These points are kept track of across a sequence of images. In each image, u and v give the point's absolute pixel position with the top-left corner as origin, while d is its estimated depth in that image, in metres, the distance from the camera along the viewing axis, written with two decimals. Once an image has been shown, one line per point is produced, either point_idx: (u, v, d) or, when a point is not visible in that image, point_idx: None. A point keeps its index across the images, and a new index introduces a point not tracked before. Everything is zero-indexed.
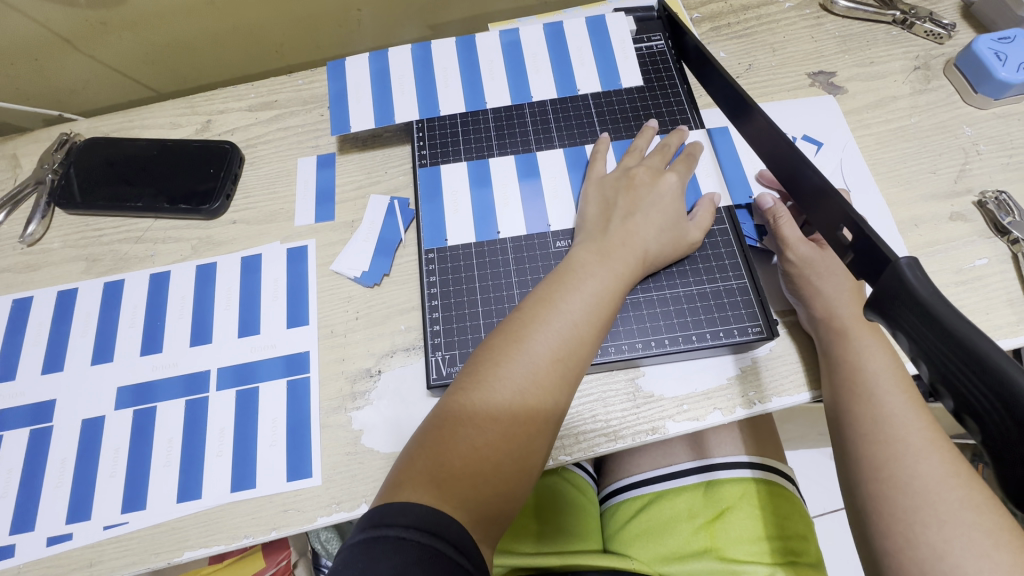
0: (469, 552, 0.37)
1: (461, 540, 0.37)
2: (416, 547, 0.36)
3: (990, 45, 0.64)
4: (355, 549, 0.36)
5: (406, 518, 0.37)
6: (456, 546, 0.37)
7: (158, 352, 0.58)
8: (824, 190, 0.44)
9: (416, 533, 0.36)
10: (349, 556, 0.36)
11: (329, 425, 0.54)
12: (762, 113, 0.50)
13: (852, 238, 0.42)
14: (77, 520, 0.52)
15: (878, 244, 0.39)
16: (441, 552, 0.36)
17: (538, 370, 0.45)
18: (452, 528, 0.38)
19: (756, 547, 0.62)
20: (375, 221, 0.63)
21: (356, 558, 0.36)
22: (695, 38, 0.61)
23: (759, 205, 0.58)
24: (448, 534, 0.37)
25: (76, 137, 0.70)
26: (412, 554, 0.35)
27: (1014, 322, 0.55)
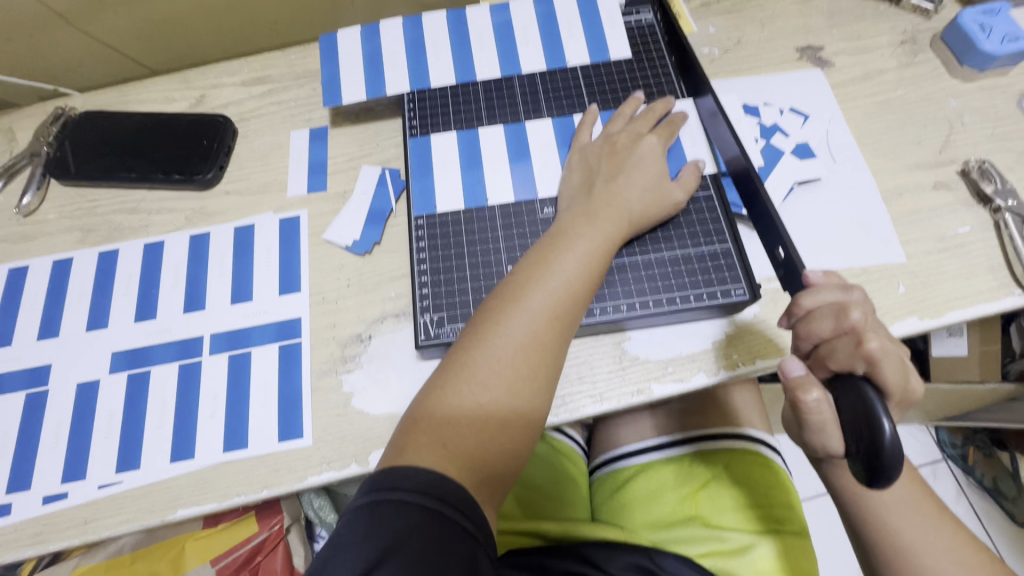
0: (473, 515, 0.39)
1: (466, 504, 0.39)
2: (417, 511, 0.37)
3: (977, 18, 0.65)
4: (359, 513, 0.38)
5: (408, 482, 0.38)
6: (461, 510, 0.38)
7: (152, 318, 0.59)
8: (763, 212, 0.53)
9: (419, 497, 0.38)
10: (353, 519, 0.38)
11: (320, 389, 0.55)
12: (727, 122, 0.56)
13: (784, 257, 0.52)
14: (72, 480, 0.53)
15: (797, 264, 0.50)
16: (443, 516, 0.38)
17: (536, 328, 0.46)
18: (455, 491, 0.39)
19: (741, 515, 0.63)
20: (366, 191, 0.64)
21: (359, 522, 0.37)
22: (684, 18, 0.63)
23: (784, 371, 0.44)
24: (452, 497, 0.39)
25: (72, 111, 0.71)
26: (416, 518, 0.37)
27: (995, 288, 0.55)
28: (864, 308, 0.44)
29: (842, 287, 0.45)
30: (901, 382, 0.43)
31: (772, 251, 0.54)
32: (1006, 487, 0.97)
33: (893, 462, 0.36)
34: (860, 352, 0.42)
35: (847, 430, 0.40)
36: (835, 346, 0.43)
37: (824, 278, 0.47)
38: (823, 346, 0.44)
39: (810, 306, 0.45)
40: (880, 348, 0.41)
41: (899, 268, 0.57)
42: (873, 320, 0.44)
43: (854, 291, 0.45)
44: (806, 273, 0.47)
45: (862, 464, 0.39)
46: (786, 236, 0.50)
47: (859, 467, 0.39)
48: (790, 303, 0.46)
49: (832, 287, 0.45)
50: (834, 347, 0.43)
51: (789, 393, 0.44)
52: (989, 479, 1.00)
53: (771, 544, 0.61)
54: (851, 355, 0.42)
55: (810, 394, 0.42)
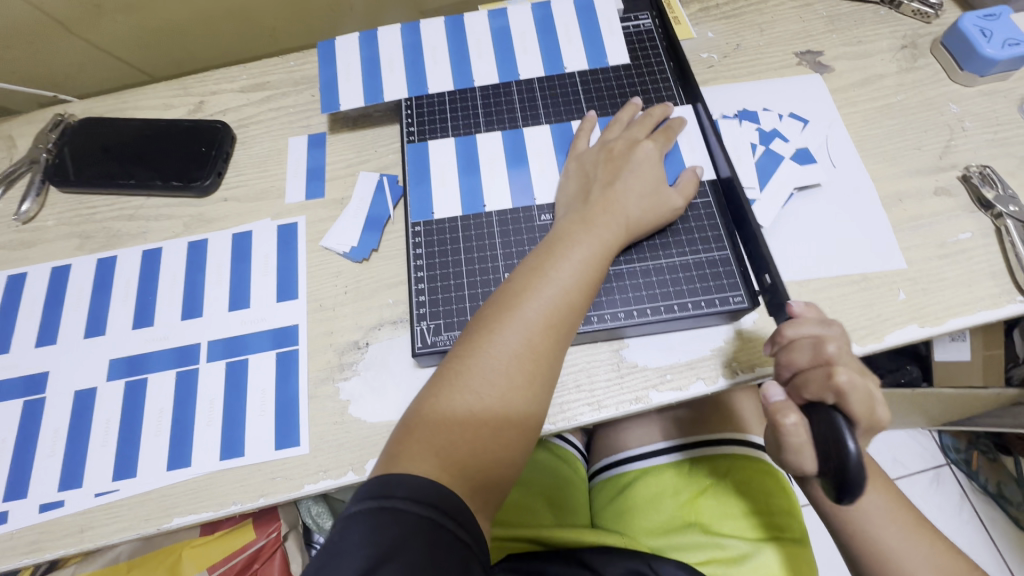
0: (466, 524, 0.39)
1: (460, 513, 0.39)
2: (412, 519, 0.37)
3: (977, 22, 0.64)
4: (352, 519, 0.37)
5: (402, 490, 0.38)
6: (455, 519, 0.38)
7: (149, 325, 0.59)
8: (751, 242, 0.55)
9: (414, 505, 0.37)
10: (346, 526, 0.37)
11: (317, 396, 0.55)
12: (720, 143, 0.58)
13: (768, 283, 0.53)
14: (69, 488, 0.52)
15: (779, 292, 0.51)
16: (438, 524, 0.37)
17: (532, 336, 0.46)
18: (449, 500, 0.39)
19: (741, 522, 0.63)
20: (364, 197, 0.63)
21: (353, 529, 0.37)
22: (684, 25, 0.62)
23: (765, 397, 0.46)
24: (447, 506, 0.38)
25: (71, 118, 0.71)
26: (410, 525, 0.37)
27: (996, 295, 0.55)
28: (842, 341, 0.45)
29: (823, 321, 0.46)
30: (869, 414, 0.43)
31: (756, 276, 0.55)
32: (1011, 492, 0.96)
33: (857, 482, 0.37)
34: (830, 383, 0.42)
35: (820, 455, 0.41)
36: (810, 377, 0.44)
37: (805, 310, 0.47)
38: (800, 376, 0.45)
39: (792, 336, 0.46)
40: (849, 381, 0.41)
41: (899, 274, 0.56)
42: (849, 354, 0.45)
43: (834, 325, 0.46)
44: (788, 304, 0.48)
45: (830, 484, 0.39)
46: (771, 262, 0.52)
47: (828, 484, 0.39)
48: (774, 333, 0.47)
49: (813, 320, 0.46)
50: (809, 376, 0.44)
51: (768, 418, 0.45)
52: (993, 483, 0.99)
53: (773, 551, 0.60)
54: (823, 386, 0.43)
55: (787, 417, 0.43)
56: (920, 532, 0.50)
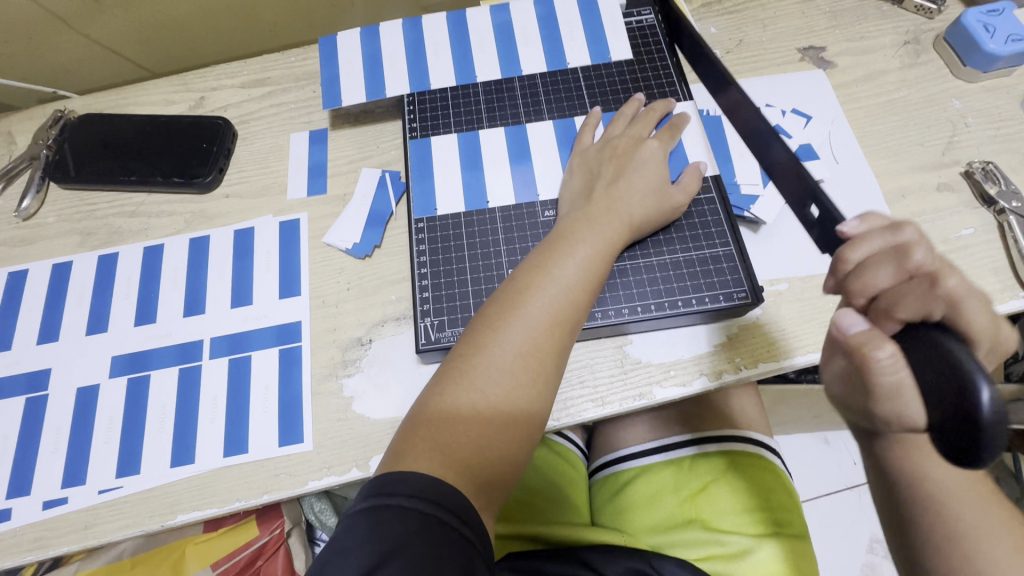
0: (471, 521, 0.38)
1: (465, 510, 0.39)
2: (417, 516, 0.37)
3: (980, 18, 0.64)
4: (359, 516, 0.37)
5: (406, 487, 0.38)
6: (460, 517, 0.38)
7: (152, 322, 0.59)
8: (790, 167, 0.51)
9: (419, 502, 0.37)
10: (352, 523, 0.37)
11: (320, 393, 0.55)
12: (738, 89, 0.55)
13: (819, 214, 0.49)
14: (72, 485, 0.52)
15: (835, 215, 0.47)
16: (443, 521, 0.37)
17: (536, 335, 0.46)
18: (454, 496, 0.38)
19: (741, 517, 0.63)
20: (366, 194, 0.63)
21: (359, 525, 0.37)
22: (688, 23, 0.62)
23: (841, 325, 0.38)
24: (452, 503, 0.38)
25: (71, 114, 0.70)
26: (414, 523, 0.37)
27: (998, 290, 0.55)
28: (924, 247, 0.39)
29: (890, 228, 0.41)
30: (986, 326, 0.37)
31: (805, 211, 0.51)
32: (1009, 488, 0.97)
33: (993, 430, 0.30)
34: (936, 294, 0.36)
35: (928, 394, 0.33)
36: (898, 292, 0.38)
37: (864, 225, 0.43)
38: (884, 297, 0.38)
39: (859, 257, 0.40)
40: (958, 287, 0.36)
41: None
42: (936, 258, 0.39)
43: (904, 228, 0.40)
44: (841, 227, 0.43)
45: (958, 431, 0.31)
46: (818, 189, 0.47)
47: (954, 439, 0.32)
48: (835, 259, 0.42)
49: (879, 233, 0.41)
50: (900, 294, 0.38)
51: (852, 356, 0.37)
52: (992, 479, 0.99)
53: (774, 547, 0.60)
54: (924, 296, 0.37)
55: (881, 348, 0.36)
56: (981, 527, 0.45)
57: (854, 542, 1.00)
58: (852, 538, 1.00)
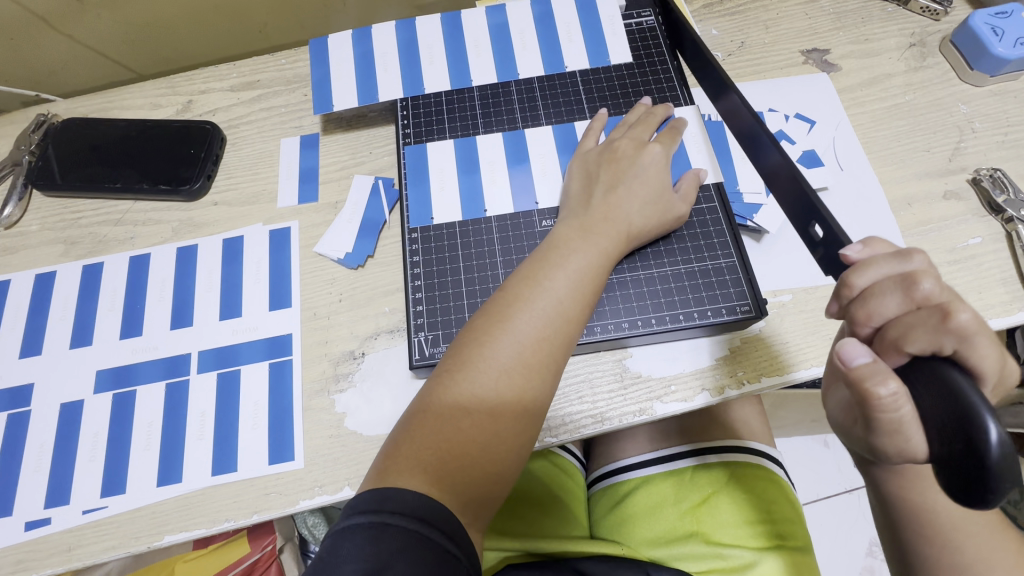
0: (458, 539, 0.37)
1: (450, 525, 0.37)
2: (401, 532, 0.35)
3: (987, 20, 0.63)
4: (342, 535, 0.35)
5: (390, 504, 0.36)
6: (445, 532, 0.37)
7: (138, 335, 0.57)
8: (789, 178, 0.50)
9: (403, 519, 0.36)
10: (335, 543, 0.35)
11: (311, 409, 0.53)
12: (738, 99, 0.54)
13: (823, 235, 0.48)
14: (56, 505, 0.51)
15: (837, 234, 0.46)
16: (428, 537, 0.36)
17: (524, 350, 0.44)
18: (441, 516, 0.37)
19: (743, 530, 0.62)
20: (359, 201, 0.62)
21: (342, 544, 0.35)
22: (694, 32, 0.61)
23: (845, 356, 0.36)
24: (437, 520, 0.37)
25: (54, 118, 0.68)
26: (397, 540, 0.35)
27: (1007, 302, 0.54)
28: (934, 275, 0.37)
29: (899, 256, 0.39)
30: (996, 362, 0.35)
31: (809, 231, 0.51)
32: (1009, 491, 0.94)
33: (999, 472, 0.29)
34: (945, 328, 0.34)
35: (933, 428, 0.33)
36: (905, 324, 0.36)
37: (868, 250, 0.42)
38: (892, 328, 0.37)
39: (865, 285, 0.39)
40: (971, 320, 0.34)
41: None
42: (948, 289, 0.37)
43: (915, 256, 0.38)
44: (844, 253, 0.42)
45: (960, 471, 0.31)
46: (822, 210, 0.47)
47: (951, 476, 0.31)
48: (840, 283, 0.40)
49: (886, 258, 0.39)
50: (906, 326, 0.36)
51: (854, 386, 0.36)
52: None
53: (775, 559, 0.59)
54: (934, 332, 0.35)
55: (884, 385, 0.34)
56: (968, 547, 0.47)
57: (854, 547, 0.99)
58: (852, 542, 0.99)
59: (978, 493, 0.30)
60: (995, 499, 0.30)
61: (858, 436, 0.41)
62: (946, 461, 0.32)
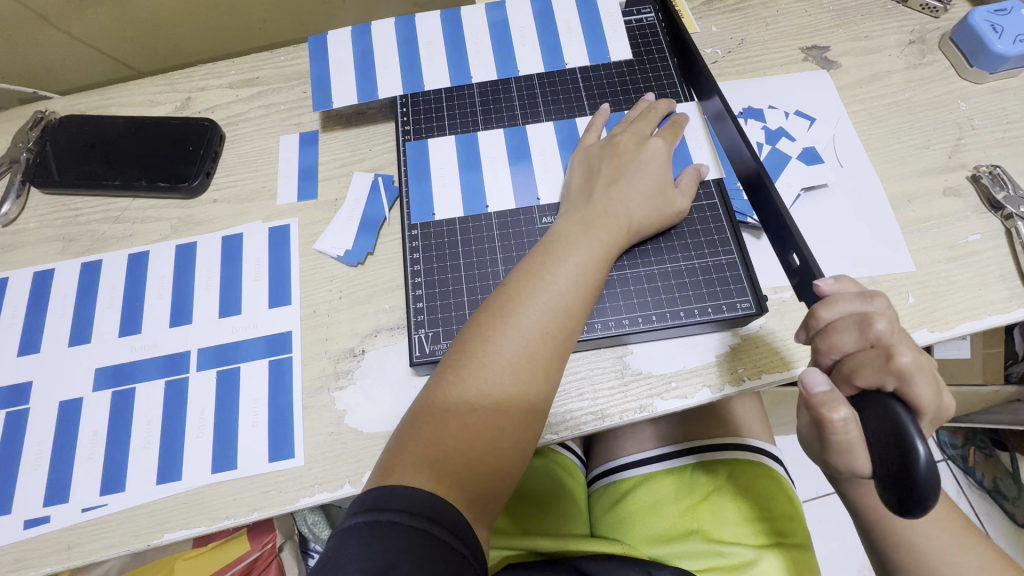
0: (463, 537, 0.37)
1: (455, 523, 0.37)
2: (407, 531, 0.35)
3: (987, 17, 0.63)
4: (347, 534, 0.35)
5: (396, 502, 0.36)
6: (451, 530, 0.36)
7: (137, 332, 0.57)
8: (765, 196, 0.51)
9: (408, 517, 0.36)
10: (340, 541, 0.35)
11: (311, 406, 0.53)
12: (731, 116, 0.54)
13: (799, 264, 0.49)
14: (55, 503, 0.51)
15: (810, 259, 0.47)
16: (434, 536, 0.35)
17: (528, 344, 0.44)
18: (446, 513, 0.37)
19: (743, 528, 0.62)
20: (359, 198, 0.61)
21: (347, 542, 0.35)
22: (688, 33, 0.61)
23: (805, 383, 0.40)
24: (443, 518, 0.37)
25: (52, 115, 0.68)
26: (405, 539, 0.35)
27: (1006, 298, 0.54)
28: (890, 317, 0.40)
29: (863, 295, 0.41)
30: (936, 398, 0.39)
31: (786, 258, 0.51)
32: (1006, 487, 0.94)
33: (932, 488, 0.33)
34: (889, 367, 0.38)
35: (876, 449, 0.36)
36: (859, 360, 0.40)
37: (837, 286, 0.44)
38: (847, 361, 0.40)
39: (831, 318, 0.41)
40: (913, 362, 0.37)
41: (908, 277, 0.55)
42: (901, 328, 0.40)
43: (877, 297, 0.41)
44: (816, 283, 0.44)
45: (894, 488, 0.35)
46: (800, 239, 0.47)
47: (890, 493, 0.35)
48: (808, 314, 0.43)
49: (850, 296, 0.41)
50: (857, 363, 0.40)
51: (811, 409, 0.39)
52: (989, 479, 0.97)
53: (776, 557, 0.59)
54: (880, 371, 0.38)
55: (837, 411, 0.38)
56: (963, 545, 0.48)
57: (853, 544, 0.99)
58: (850, 540, 0.99)
59: (909, 509, 0.34)
60: (924, 514, 0.34)
61: (815, 451, 0.44)
62: (885, 481, 0.35)
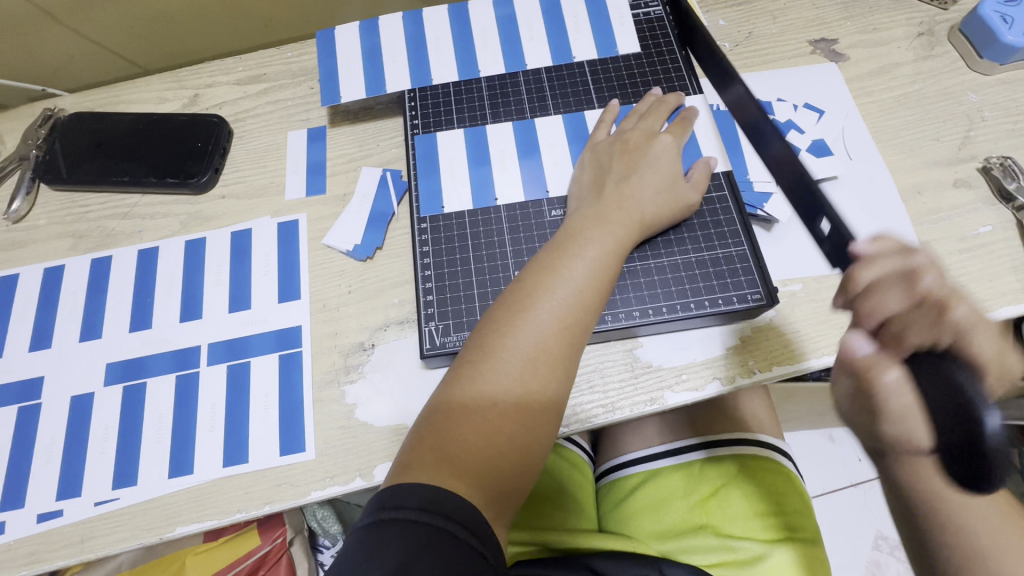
0: (481, 535, 0.36)
1: (473, 520, 0.37)
2: (425, 529, 0.35)
3: (997, 8, 0.62)
4: (364, 532, 0.35)
5: (412, 500, 0.36)
6: (468, 528, 0.36)
7: (147, 327, 0.57)
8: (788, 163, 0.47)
9: (426, 515, 0.36)
10: (357, 541, 0.35)
11: (322, 400, 0.53)
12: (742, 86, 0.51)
13: (829, 231, 0.45)
14: (68, 497, 0.51)
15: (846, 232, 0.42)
16: (452, 534, 0.35)
17: (546, 339, 0.44)
18: (463, 509, 0.37)
19: (752, 523, 0.61)
20: (367, 193, 0.61)
21: (365, 541, 0.35)
22: (700, 26, 0.60)
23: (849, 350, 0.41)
24: (460, 515, 0.36)
25: (61, 113, 0.68)
26: (422, 538, 0.34)
27: (1018, 289, 0.53)
28: (934, 272, 0.40)
29: (902, 251, 0.41)
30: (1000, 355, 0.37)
31: (815, 226, 0.47)
32: None
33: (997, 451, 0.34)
34: (942, 322, 0.37)
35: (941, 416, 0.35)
36: (909, 320, 0.38)
37: (876, 245, 0.42)
38: (893, 322, 0.38)
39: (870, 278, 0.40)
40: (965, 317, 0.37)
41: None
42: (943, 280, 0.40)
43: (916, 253, 0.40)
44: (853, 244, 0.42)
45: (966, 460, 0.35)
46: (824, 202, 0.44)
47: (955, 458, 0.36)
48: (845, 278, 0.42)
49: (889, 254, 0.41)
50: (907, 321, 0.38)
51: (860, 374, 0.40)
52: None
53: (787, 552, 0.59)
54: (933, 327, 0.37)
55: (888, 372, 0.38)
56: None
57: (860, 539, 0.99)
58: (858, 537, 0.99)
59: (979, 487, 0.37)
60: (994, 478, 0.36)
61: (860, 425, 0.42)
62: (948, 455, 0.37)
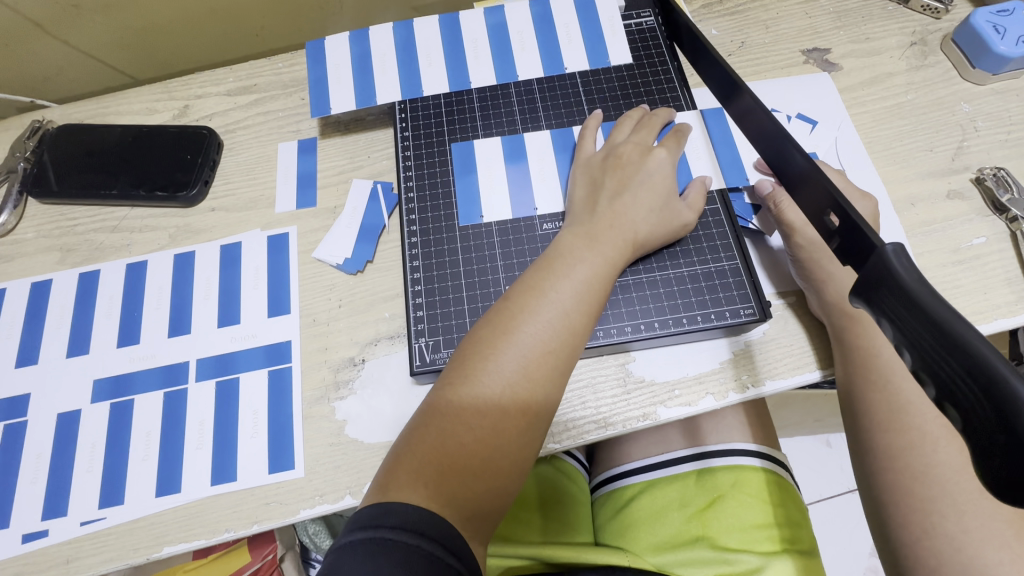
0: (459, 553, 0.36)
1: (450, 539, 0.36)
2: (402, 548, 0.34)
3: (988, 18, 0.62)
4: (343, 549, 0.35)
5: (391, 520, 0.36)
6: (445, 547, 0.36)
7: (135, 343, 0.56)
8: (807, 173, 0.40)
9: (404, 534, 0.35)
10: (337, 557, 0.35)
11: (311, 416, 0.53)
12: (744, 91, 0.46)
13: (839, 223, 0.36)
14: (53, 517, 0.50)
15: (865, 231, 0.33)
16: (429, 552, 0.35)
17: (529, 362, 0.43)
18: (441, 530, 0.36)
19: (749, 535, 0.60)
20: (358, 206, 0.61)
21: (342, 559, 0.34)
22: (687, 18, 0.56)
23: (759, 190, 0.56)
24: (437, 534, 0.36)
25: (49, 124, 0.68)
26: (399, 555, 0.34)
27: (1012, 302, 0.53)
28: None
29: None
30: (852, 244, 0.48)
31: (823, 221, 0.38)
32: None
33: None
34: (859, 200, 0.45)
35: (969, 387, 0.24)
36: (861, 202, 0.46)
37: None
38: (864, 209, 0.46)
39: None
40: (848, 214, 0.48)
41: None
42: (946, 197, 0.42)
43: None
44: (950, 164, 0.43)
45: (999, 439, 0.23)
46: (834, 188, 0.37)
47: (988, 445, 0.23)
48: None
49: None
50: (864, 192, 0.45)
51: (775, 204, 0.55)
52: None
53: (784, 564, 0.57)
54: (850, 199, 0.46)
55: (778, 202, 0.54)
56: None
57: (857, 547, 0.98)
58: (856, 542, 0.99)
59: (1018, 500, 0.22)
60: None
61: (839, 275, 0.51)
62: (968, 443, 0.25)
